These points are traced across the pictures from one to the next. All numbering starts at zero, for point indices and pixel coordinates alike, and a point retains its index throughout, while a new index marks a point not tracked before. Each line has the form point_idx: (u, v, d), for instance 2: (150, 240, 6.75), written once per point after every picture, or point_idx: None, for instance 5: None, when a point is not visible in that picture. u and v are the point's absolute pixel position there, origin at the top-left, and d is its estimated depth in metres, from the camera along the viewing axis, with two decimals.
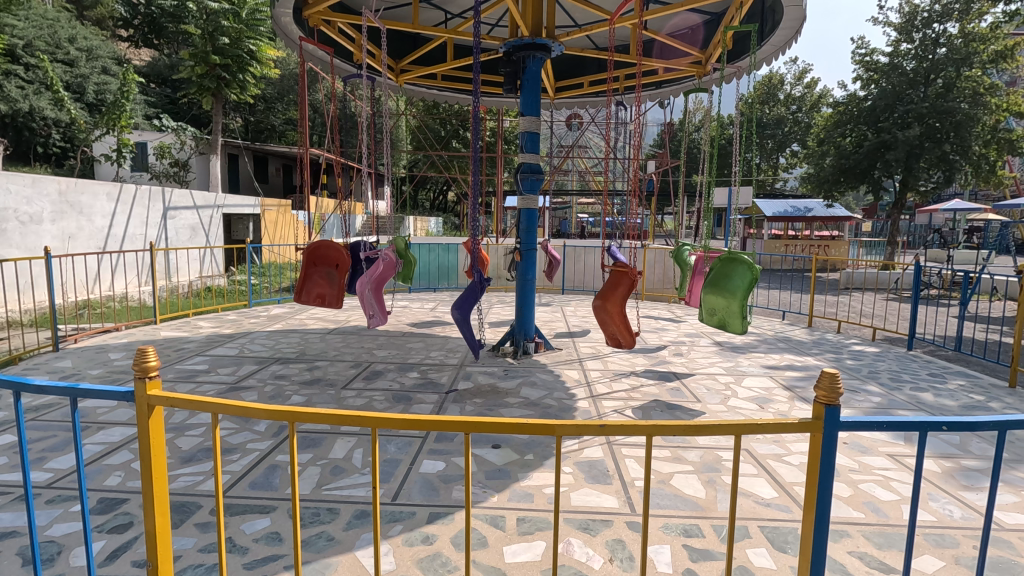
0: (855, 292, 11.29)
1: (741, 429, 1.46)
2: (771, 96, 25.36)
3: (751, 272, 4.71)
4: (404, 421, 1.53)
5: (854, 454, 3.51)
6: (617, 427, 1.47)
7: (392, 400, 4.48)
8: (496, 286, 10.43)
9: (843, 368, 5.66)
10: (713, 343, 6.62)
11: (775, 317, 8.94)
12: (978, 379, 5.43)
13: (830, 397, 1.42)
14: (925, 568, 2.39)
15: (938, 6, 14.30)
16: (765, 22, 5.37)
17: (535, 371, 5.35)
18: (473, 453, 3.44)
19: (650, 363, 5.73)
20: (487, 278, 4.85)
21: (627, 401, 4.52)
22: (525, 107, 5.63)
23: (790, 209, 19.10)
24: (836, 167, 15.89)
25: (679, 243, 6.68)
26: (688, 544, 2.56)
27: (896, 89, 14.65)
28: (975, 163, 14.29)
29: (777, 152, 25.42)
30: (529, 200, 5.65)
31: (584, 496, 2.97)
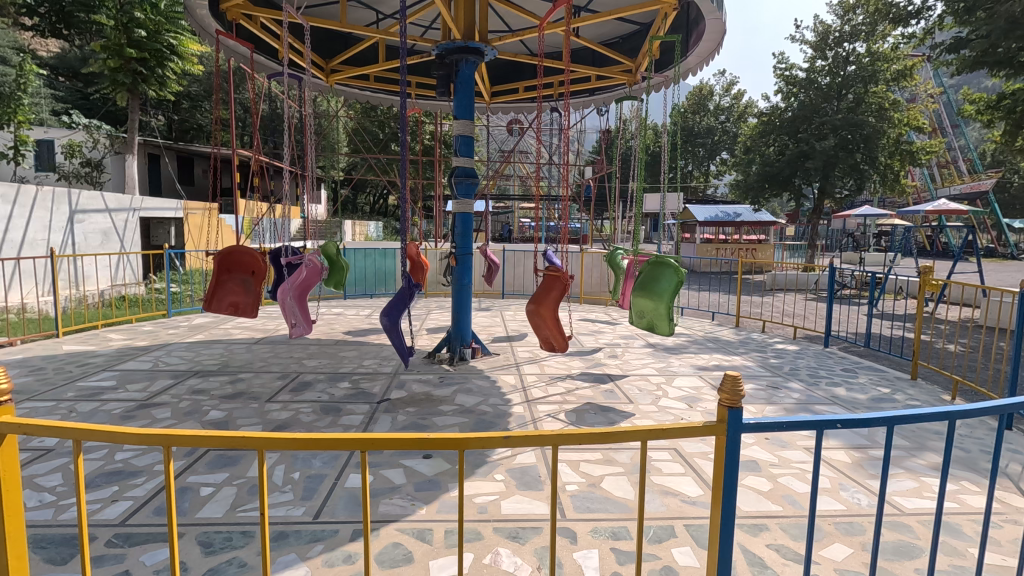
0: (778, 293, 11.94)
1: (649, 435, 1.43)
2: (701, 106, 26.55)
3: (677, 276, 4.85)
4: (296, 442, 1.44)
5: (774, 449, 3.67)
6: (524, 437, 1.41)
7: (319, 412, 4.29)
8: (434, 292, 10.28)
9: (766, 366, 5.95)
10: (647, 345, 6.77)
11: (705, 318, 9.30)
12: (885, 373, 5.84)
13: (732, 400, 1.41)
14: (835, 557, 2.50)
15: (847, 27, 15.36)
16: (689, 34, 5.58)
17: (471, 378, 5.28)
18: (402, 466, 3.34)
19: (585, 366, 5.78)
20: (416, 283, 4.73)
21: (561, 405, 4.53)
22: (458, 110, 5.60)
23: (720, 214, 19.96)
24: (761, 175, 16.69)
25: (612, 247, 6.79)
26: (616, 547, 2.56)
27: (813, 103, 15.70)
28: (882, 172, 15.47)
29: (708, 159, 26.62)
30: (464, 204, 5.60)
31: (515, 504, 2.94)
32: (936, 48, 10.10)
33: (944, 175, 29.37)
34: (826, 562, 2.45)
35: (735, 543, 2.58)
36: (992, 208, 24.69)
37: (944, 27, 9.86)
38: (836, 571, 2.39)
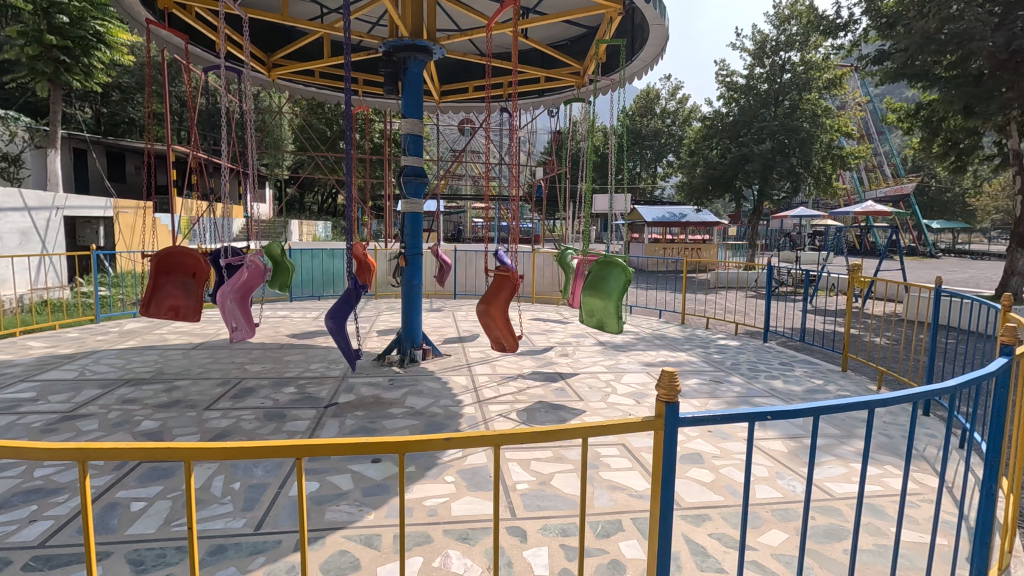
0: (722, 291, 12.42)
1: (590, 432, 1.42)
2: (648, 110, 27.30)
3: (625, 275, 4.96)
4: (224, 451, 1.37)
5: (716, 441, 3.80)
6: (464, 438, 1.39)
7: (262, 419, 4.14)
8: (383, 293, 10.12)
9: (709, 361, 6.18)
10: (597, 343, 6.89)
11: (652, 316, 9.57)
12: (818, 365, 6.18)
13: (670, 395, 1.42)
14: (771, 542, 2.62)
15: (783, 37, 16.12)
16: (633, 39, 5.72)
17: (421, 379, 5.22)
18: (350, 471, 3.27)
19: (537, 365, 5.82)
20: (363, 285, 4.64)
21: (513, 404, 4.54)
22: (406, 109, 5.52)
23: (667, 215, 20.55)
24: (706, 177, 17.33)
25: (561, 247, 6.86)
26: (565, 544, 2.60)
27: (752, 108, 16.40)
28: (816, 175, 16.32)
29: (655, 161, 27.39)
30: (412, 204, 5.53)
31: (465, 505, 2.92)
32: (862, 59, 10.76)
33: (871, 179, 31.32)
34: (764, 548, 2.56)
35: (679, 533, 2.67)
36: (913, 210, 26.55)
37: (869, 40, 10.51)
38: (773, 556, 2.50)
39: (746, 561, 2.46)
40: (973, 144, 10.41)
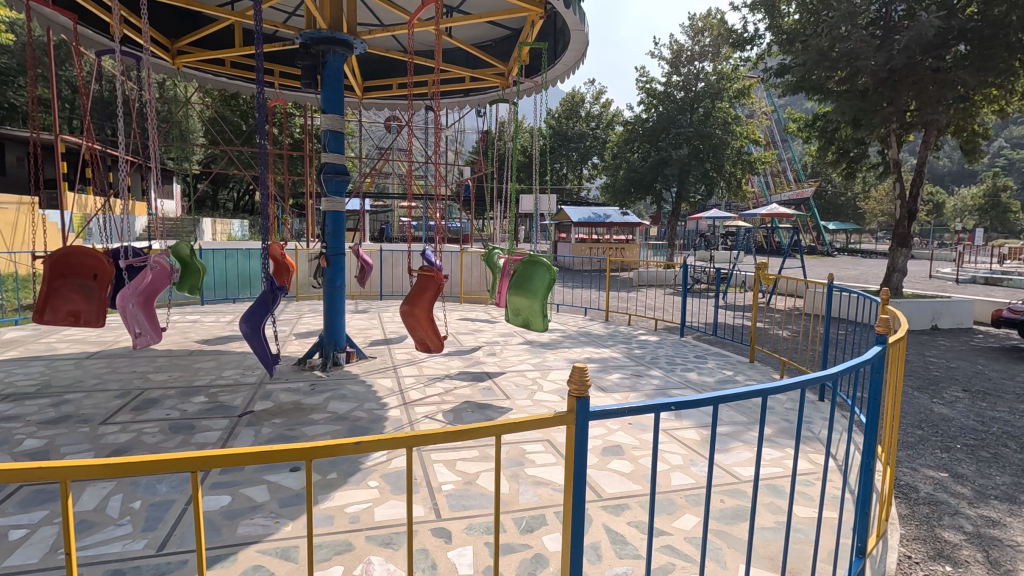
0: (643, 289, 12.96)
1: (502, 430, 1.41)
2: (574, 112, 27.94)
3: (549, 274, 5.07)
4: (109, 467, 1.24)
5: (636, 433, 3.96)
6: (376, 441, 1.36)
7: (168, 431, 3.85)
8: (304, 295, 9.72)
9: (631, 356, 6.43)
10: (524, 342, 6.98)
11: (578, 314, 9.82)
12: (729, 357, 6.59)
13: (580, 389, 1.40)
14: (684, 526, 2.77)
15: (697, 48, 17.00)
16: (557, 43, 5.83)
17: (345, 384, 5.05)
18: (267, 481, 3.12)
19: (464, 365, 5.82)
20: (280, 287, 4.42)
21: (439, 405, 4.51)
22: (326, 104, 5.31)
23: (592, 216, 21.11)
24: (628, 179, 18.01)
25: (488, 247, 6.86)
26: (490, 542, 2.61)
27: (669, 114, 17.20)
28: (728, 179, 17.35)
29: (581, 163, 28.11)
30: (334, 203, 5.36)
31: (389, 509, 2.87)
32: (767, 72, 11.57)
33: (776, 183, 33.77)
34: (677, 532, 2.71)
35: (600, 524, 2.76)
36: (812, 212, 28.92)
37: (772, 54, 11.32)
38: (686, 539, 2.65)
39: (662, 546, 2.59)
40: (861, 152, 11.46)
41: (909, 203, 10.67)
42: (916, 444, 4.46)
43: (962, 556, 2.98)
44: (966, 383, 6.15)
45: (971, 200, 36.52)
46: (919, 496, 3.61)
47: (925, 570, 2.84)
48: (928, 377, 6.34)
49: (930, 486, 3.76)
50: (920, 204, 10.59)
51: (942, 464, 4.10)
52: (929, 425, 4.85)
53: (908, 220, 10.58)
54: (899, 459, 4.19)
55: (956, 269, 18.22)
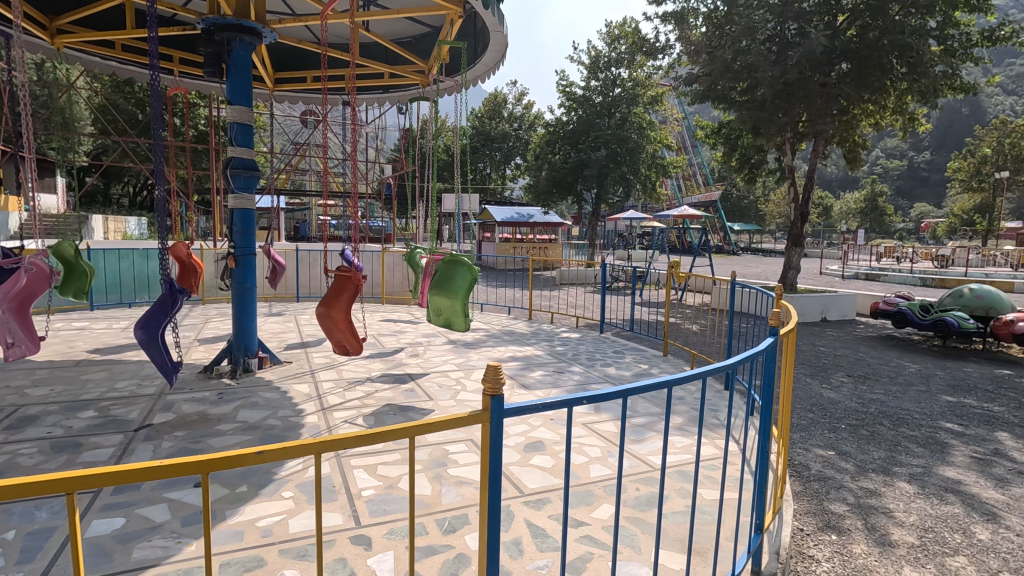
0: (565, 287, 13.30)
1: (415, 431, 1.38)
2: (496, 112, 28.12)
3: (470, 274, 5.06)
4: None
5: (557, 428, 4.06)
6: (280, 450, 1.28)
7: (49, 451, 3.47)
8: (211, 298, 9.12)
9: (553, 353, 6.57)
10: (448, 342, 6.94)
11: (502, 313, 9.89)
12: (645, 352, 6.91)
13: (494, 388, 1.39)
14: (602, 516, 2.87)
15: (613, 54, 17.62)
16: (476, 43, 5.84)
17: (256, 391, 4.78)
18: (168, 500, 2.90)
19: (386, 367, 5.70)
20: (181, 290, 4.11)
21: (360, 409, 4.39)
22: (232, 95, 5.00)
23: (516, 215, 21.31)
24: (550, 180, 18.39)
25: (410, 247, 6.75)
26: (411, 546, 2.57)
27: (588, 118, 17.75)
28: (644, 182, 18.15)
29: (504, 163, 28.36)
30: (243, 200, 5.08)
31: (305, 520, 2.75)
32: (677, 80, 12.19)
33: (688, 186, 35.77)
34: (595, 522, 2.80)
35: (522, 519, 2.80)
36: (718, 213, 30.95)
37: (681, 64, 11.95)
38: (605, 528, 2.75)
39: (581, 536, 2.68)
40: (760, 159, 12.38)
41: (801, 206, 11.67)
42: (807, 426, 4.89)
43: (846, 525, 3.31)
44: (850, 369, 6.83)
45: (854, 204, 40.54)
46: (810, 473, 3.97)
47: (814, 540, 3.13)
48: (818, 364, 6.98)
49: (819, 463, 4.14)
50: (811, 207, 11.61)
51: (829, 443, 4.53)
52: (818, 409, 5.34)
53: (801, 222, 11.57)
54: (794, 440, 4.57)
55: (842, 266, 20.15)
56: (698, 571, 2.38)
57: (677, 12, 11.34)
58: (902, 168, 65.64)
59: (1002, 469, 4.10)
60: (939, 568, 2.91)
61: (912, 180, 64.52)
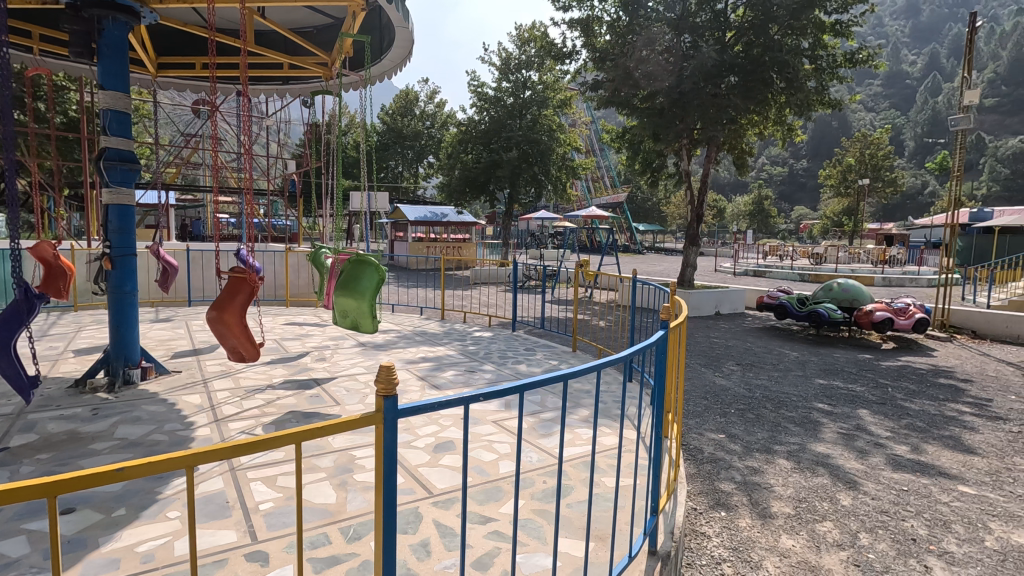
0: (479, 286, 13.35)
1: (301, 438, 1.32)
2: (408, 110, 27.64)
3: (378, 274, 4.94)
4: None
5: (468, 427, 4.06)
6: (145, 465, 1.17)
7: None
8: (84, 304, 8.21)
9: (465, 352, 6.58)
10: (357, 345, 6.73)
11: (414, 313, 9.75)
12: (555, 348, 7.10)
13: (388, 389, 1.37)
14: (511, 511, 2.90)
15: (523, 57, 17.93)
16: (382, 37, 5.71)
17: (139, 404, 4.36)
18: (27, 532, 2.57)
19: (290, 373, 5.42)
20: (39, 297, 3.67)
21: (259, 419, 4.14)
22: (104, 78, 4.52)
23: (429, 215, 20.98)
24: (463, 179, 18.37)
25: (314, 246, 6.46)
26: (313, 557, 2.45)
27: (499, 118, 17.90)
28: (555, 183, 18.63)
29: (416, 162, 27.94)
30: (119, 195, 4.63)
31: (194, 540, 2.56)
32: (583, 85, 12.59)
33: (596, 188, 37.29)
34: (504, 517, 2.84)
35: (431, 519, 2.78)
36: (625, 214, 32.49)
37: (587, 70, 12.35)
38: (511, 522, 2.79)
39: (489, 531, 2.70)
40: (661, 163, 13.14)
41: (697, 208, 12.51)
42: (702, 413, 5.26)
43: (733, 501, 3.59)
44: (739, 358, 7.44)
45: (744, 207, 44.13)
46: (703, 456, 4.27)
47: (706, 518, 3.37)
48: (712, 355, 7.52)
49: (712, 447, 4.46)
50: (706, 209, 12.47)
51: (720, 427, 4.90)
52: (711, 396, 5.76)
53: (697, 223, 12.40)
54: (690, 426, 4.90)
55: (735, 263, 21.87)
56: (599, 558, 2.48)
57: (583, 19, 11.74)
58: (783, 174, 72.45)
59: (863, 442, 4.64)
60: (810, 534, 3.24)
61: (792, 185, 71.41)
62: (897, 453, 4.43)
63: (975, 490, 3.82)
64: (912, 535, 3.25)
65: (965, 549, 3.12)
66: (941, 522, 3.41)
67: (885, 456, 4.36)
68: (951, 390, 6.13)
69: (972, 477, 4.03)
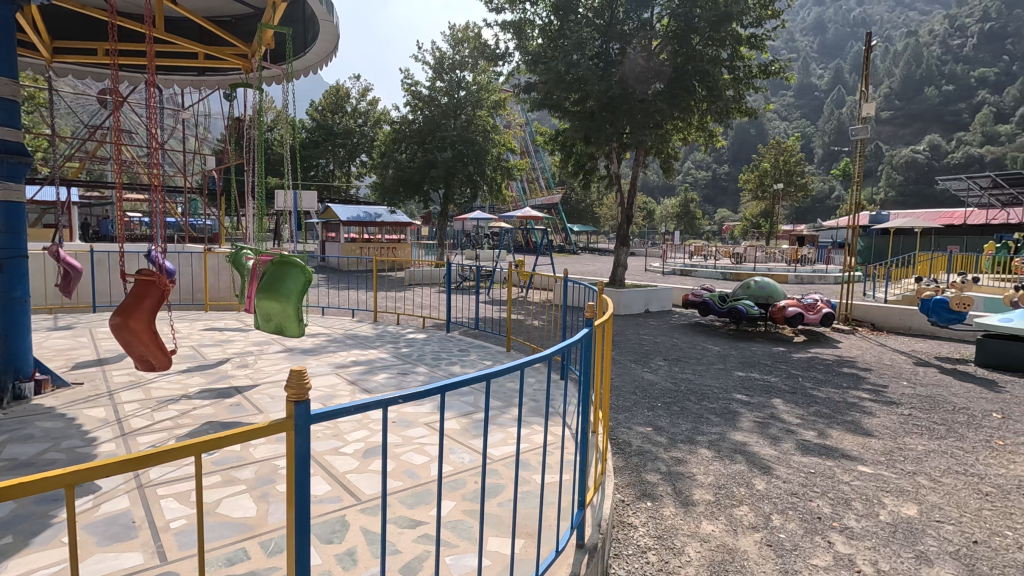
0: (413, 287, 13.17)
1: (203, 448, 1.25)
2: (338, 107, 26.82)
3: (304, 276, 4.76)
4: None
5: (399, 430, 3.99)
6: (17, 486, 1.06)
7: None
8: None
9: (398, 355, 6.46)
10: (282, 350, 6.45)
11: (345, 316, 9.46)
12: (489, 348, 7.12)
13: (299, 394, 1.32)
14: (442, 513, 2.88)
15: (457, 57, 17.85)
16: (306, 31, 5.53)
17: (31, 421, 3.97)
18: None
19: (208, 381, 5.11)
20: None
21: (172, 431, 3.88)
22: None
23: (362, 215, 20.36)
24: (397, 179, 18.02)
25: (235, 246, 6.13)
26: (230, 573, 2.33)
27: (434, 118, 17.73)
28: (490, 184, 18.66)
29: (348, 160, 27.15)
30: (7, 191, 4.20)
31: (94, 565, 2.36)
32: (516, 87, 12.70)
33: (531, 189, 37.77)
34: (434, 520, 2.81)
35: (359, 527, 2.71)
36: (560, 215, 33.09)
37: (520, 71, 12.46)
38: (441, 524, 2.77)
39: (418, 535, 2.66)
40: (592, 166, 13.47)
41: (627, 210, 12.92)
42: (631, 407, 5.44)
43: (659, 491, 3.74)
44: (666, 354, 7.75)
45: (672, 209, 46.08)
46: (631, 449, 4.42)
47: (633, 509, 3.49)
48: (641, 352, 7.79)
49: (640, 439, 4.62)
50: (635, 211, 12.90)
51: (648, 420, 5.09)
52: (640, 391, 5.97)
53: (627, 224, 12.81)
54: (620, 421, 5.05)
55: (663, 263, 22.78)
56: (528, 555, 2.51)
57: (515, 22, 11.84)
58: (707, 178, 76.28)
59: (776, 429, 4.96)
60: (729, 518, 3.43)
61: (716, 188, 75.30)
62: (806, 438, 4.77)
63: (872, 469, 4.18)
64: (817, 514, 3.50)
65: (863, 524, 3.40)
66: (842, 500, 3.70)
67: (796, 442, 4.68)
68: (853, 379, 6.66)
69: (869, 457, 4.40)
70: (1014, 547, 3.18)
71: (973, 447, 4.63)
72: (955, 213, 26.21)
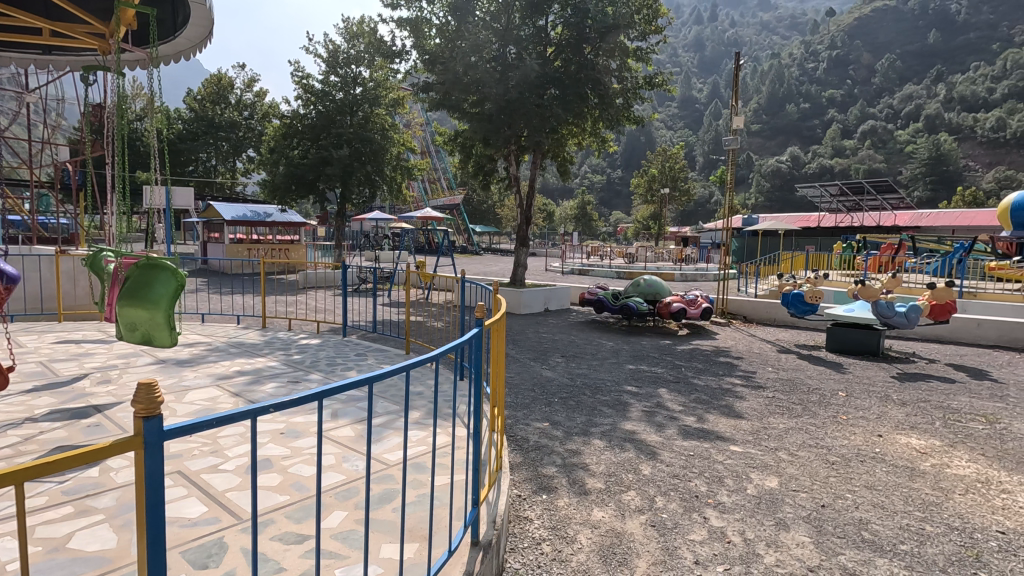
0: (308, 291, 12.52)
1: (27, 478, 1.10)
2: (220, 98, 24.86)
3: (175, 279, 4.39)
4: None
5: (288, 442, 3.78)
6: None
7: None
8: None
9: (288, 362, 6.11)
10: (154, 361, 5.86)
11: (229, 323, 8.79)
12: (387, 352, 6.96)
13: (148, 410, 1.21)
14: (331, 525, 2.76)
15: (352, 52, 17.27)
16: (174, 11, 5.07)
17: None
18: None
19: (60, 401, 4.50)
20: None
21: (11, 460, 3.37)
22: None
23: (249, 214, 18.80)
24: (288, 175, 16.81)
25: (93, 247, 5.47)
26: None
27: (329, 113, 16.98)
28: (389, 183, 18.20)
29: (233, 156, 25.21)
30: None
31: None
32: (414, 86, 12.55)
33: (433, 189, 37.49)
34: (323, 532, 2.69)
35: (238, 548, 2.53)
36: (462, 216, 33.17)
37: (417, 71, 12.31)
38: (331, 536, 2.66)
39: (306, 551, 2.54)
40: (492, 168, 13.58)
41: (526, 211, 13.21)
42: (529, 404, 5.57)
43: (554, 483, 3.87)
44: (564, 350, 8.03)
45: (570, 211, 47.86)
46: (528, 444, 4.53)
47: (529, 503, 3.58)
48: (540, 349, 7.99)
49: (537, 435, 4.74)
50: (534, 212, 13.20)
51: (545, 416, 5.24)
52: (538, 388, 6.13)
53: (526, 225, 13.08)
54: (518, 418, 5.16)
55: (563, 263, 23.54)
56: (422, 559, 2.48)
57: (412, 20, 11.66)
58: (602, 182, 80.01)
59: (661, 417, 5.32)
60: (617, 504, 3.62)
61: (610, 192, 79.27)
62: (687, 423, 5.16)
63: (741, 448, 4.62)
64: (695, 492, 3.81)
65: (733, 498, 3.75)
66: (717, 478, 4.05)
67: (678, 427, 5.06)
68: (728, 367, 7.32)
69: (739, 437, 4.87)
70: (853, 506, 3.67)
71: (823, 422, 5.28)
72: (811, 217, 29.68)
